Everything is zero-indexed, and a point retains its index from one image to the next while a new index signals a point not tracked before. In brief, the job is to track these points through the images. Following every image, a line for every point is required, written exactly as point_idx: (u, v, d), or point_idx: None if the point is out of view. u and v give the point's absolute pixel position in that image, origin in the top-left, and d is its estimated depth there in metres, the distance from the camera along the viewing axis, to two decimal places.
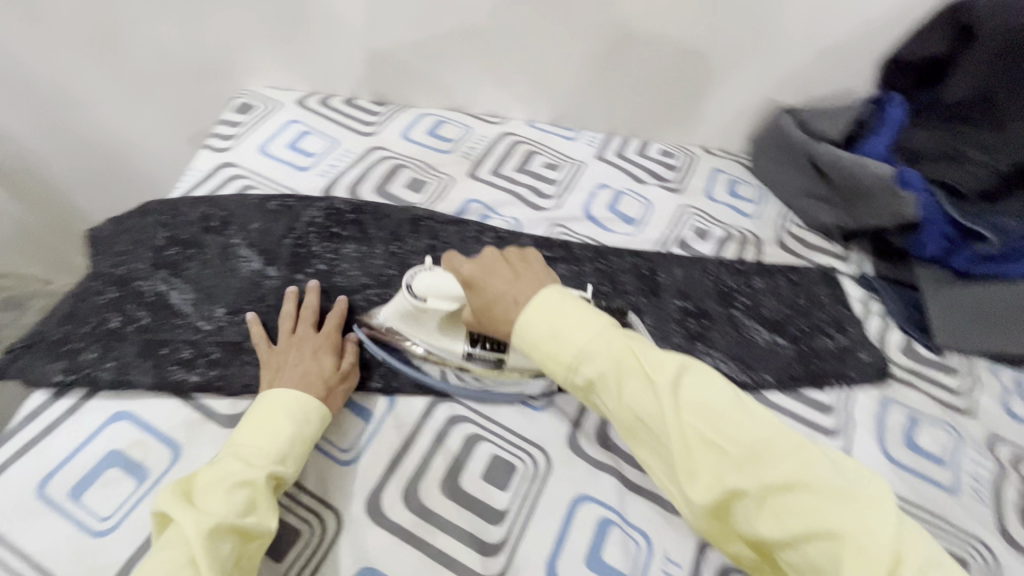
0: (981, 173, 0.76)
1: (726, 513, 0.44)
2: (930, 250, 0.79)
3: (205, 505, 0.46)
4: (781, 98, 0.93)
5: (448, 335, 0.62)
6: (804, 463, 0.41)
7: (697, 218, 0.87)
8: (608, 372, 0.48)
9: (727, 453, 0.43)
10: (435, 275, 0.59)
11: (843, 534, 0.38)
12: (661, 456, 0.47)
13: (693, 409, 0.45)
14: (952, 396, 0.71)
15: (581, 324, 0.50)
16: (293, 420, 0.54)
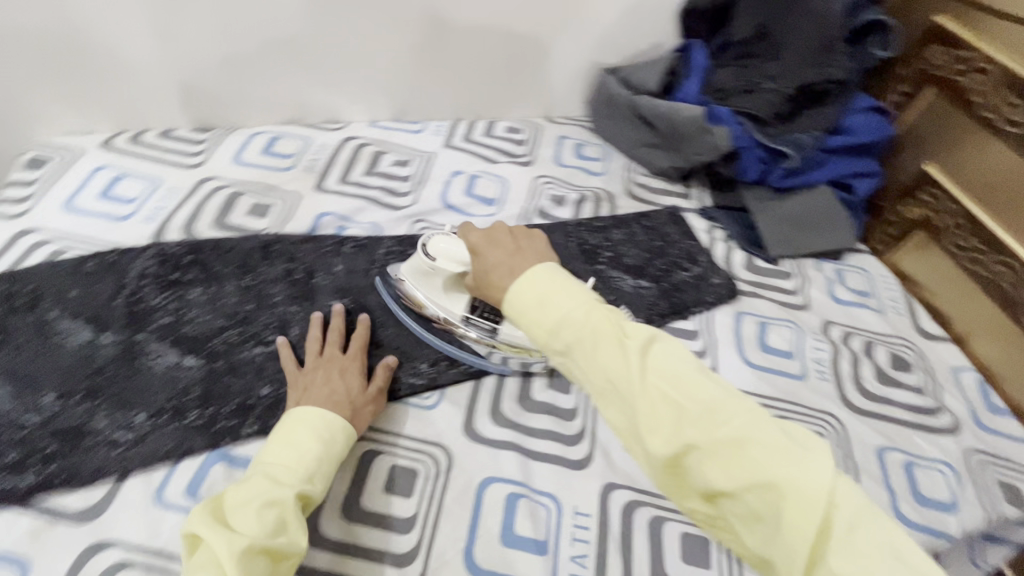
0: (775, 99, 0.86)
1: (680, 467, 0.40)
2: (751, 174, 0.89)
3: (238, 527, 0.45)
4: (603, 59, 0.99)
5: (453, 297, 0.68)
6: (758, 419, 0.39)
7: (552, 186, 0.91)
8: (585, 336, 0.43)
9: (690, 410, 0.40)
10: (451, 241, 0.66)
11: (786, 483, 0.37)
12: (623, 414, 0.42)
13: (663, 369, 0.41)
14: (790, 297, 0.81)
15: (565, 290, 0.44)
16: (319, 439, 0.52)
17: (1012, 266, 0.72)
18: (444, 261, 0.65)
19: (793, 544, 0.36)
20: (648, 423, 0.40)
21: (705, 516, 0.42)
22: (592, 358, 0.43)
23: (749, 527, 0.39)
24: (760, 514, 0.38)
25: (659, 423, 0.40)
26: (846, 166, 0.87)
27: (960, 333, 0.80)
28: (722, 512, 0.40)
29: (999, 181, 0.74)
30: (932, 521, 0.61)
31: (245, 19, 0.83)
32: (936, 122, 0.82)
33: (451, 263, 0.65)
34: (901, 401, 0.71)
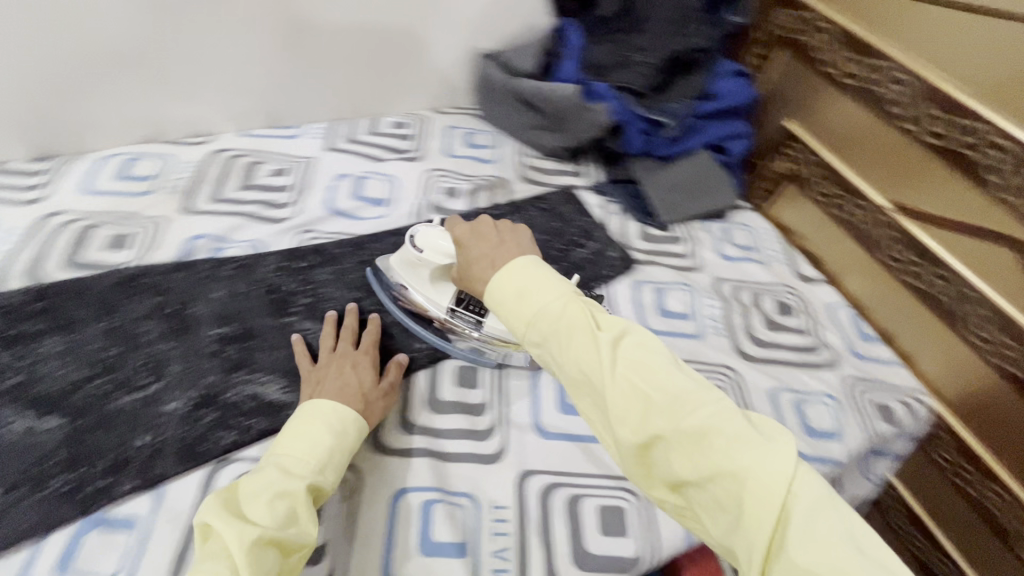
0: (647, 71, 0.89)
1: (649, 457, 0.40)
2: (637, 145, 0.91)
3: (252, 517, 0.44)
4: (481, 45, 0.97)
5: (439, 289, 0.67)
6: (724, 410, 0.38)
7: (443, 179, 0.90)
8: (560, 327, 0.44)
9: (657, 400, 0.39)
10: (434, 233, 0.63)
11: (748, 474, 0.36)
12: (594, 404, 0.42)
13: (634, 360, 0.41)
14: (683, 260, 0.85)
15: (543, 283, 0.46)
16: (331, 432, 0.52)
17: (865, 207, 0.78)
18: (432, 253, 0.63)
19: (755, 534, 0.35)
20: (617, 412, 0.40)
21: (674, 510, 0.42)
22: (566, 349, 0.43)
23: (715, 521, 0.38)
24: (725, 506, 0.37)
25: (627, 414, 0.40)
26: (721, 129, 0.92)
27: (833, 272, 0.87)
28: (690, 504, 0.40)
29: (844, 129, 0.80)
30: (822, 450, 0.66)
31: (67, 29, 0.73)
32: (793, 80, 0.87)
33: (439, 255, 0.62)
34: (787, 344, 0.76)
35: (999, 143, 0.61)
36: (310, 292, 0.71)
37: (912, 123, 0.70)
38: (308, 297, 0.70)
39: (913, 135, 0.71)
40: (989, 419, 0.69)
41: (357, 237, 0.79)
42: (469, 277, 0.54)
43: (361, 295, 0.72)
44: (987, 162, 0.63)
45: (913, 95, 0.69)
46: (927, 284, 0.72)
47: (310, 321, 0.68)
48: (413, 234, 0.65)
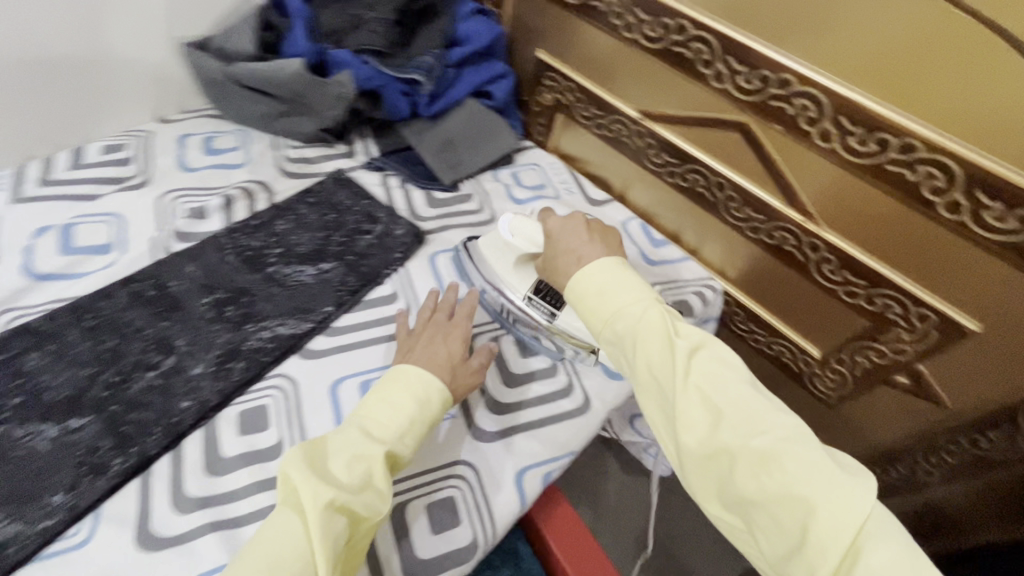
0: (382, 28, 0.81)
1: (711, 469, 0.45)
2: (402, 109, 0.85)
3: (334, 473, 0.48)
4: (188, 32, 0.84)
5: (519, 276, 0.69)
6: (798, 444, 0.43)
7: (186, 199, 0.76)
8: (638, 330, 0.51)
9: (730, 414, 0.45)
10: (525, 225, 0.67)
11: (817, 501, 0.41)
12: (662, 411, 0.49)
13: (706, 375, 0.47)
14: (478, 215, 0.82)
15: (623, 292, 0.54)
16: (416, 399, 0.54)
17: (622, 121, 0.80)
18: (520, 239, 0.67)
19: (815, 554, 0.40)
20: (686, 416, 0.46)
21: (728, 526, 0.47)
22: (639, 352, 0.50)
23: (770, 540, 0.43)
24: (785, 527, 0.42)
25: (697, 423, 0.46)
26: (479, 73, 0.88)
27: (619, 190, 0.89)
28: (748, 523, 0.44)
29: (584, 49, 0.80)
30: None
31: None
32: (528, 8, 0.85)
33: (526, 242, 0.67)
34: None
35: (697, 32, 0.64)
36: (23, 387, 0.56)
37: (631, 29, 0.72)
38: (19, 395, 0.56)
39: (636, 41, 0.72)
40: (765, 287, 0.76)
41: (78, 300, 0.64)
42: (553, 266, 0.61)
43: (97, 369, 0.59)
44: (693, 54, 0.66)
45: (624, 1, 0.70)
46: (688, 181, 0.76)
47: (27, 425, 0.54)
48: (504, 221, 0.69)
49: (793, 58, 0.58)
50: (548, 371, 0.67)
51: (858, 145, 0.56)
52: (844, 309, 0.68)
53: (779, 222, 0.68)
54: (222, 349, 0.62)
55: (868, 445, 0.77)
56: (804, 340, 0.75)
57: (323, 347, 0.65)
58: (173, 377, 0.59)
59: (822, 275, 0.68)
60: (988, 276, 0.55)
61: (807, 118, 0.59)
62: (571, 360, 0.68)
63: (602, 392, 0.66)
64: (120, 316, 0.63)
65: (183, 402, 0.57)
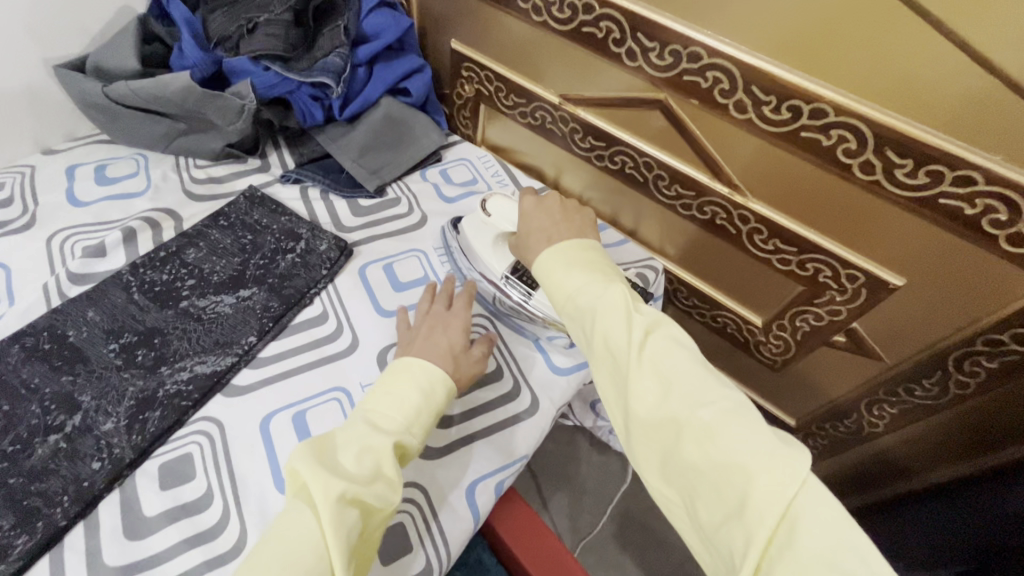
0: (277, 29, 0.75)
1: (656, 439, 0.44)
2: (317, 115, 0.81)
3: (343, 465, 0.47)
4: (62, 51, 0.76)
5: (496, 257, 0.68)
6: (743, 417, 0.42)
7: (80, 238, 0.69)
8: (595, 303, 0.50)
9: (681, 385, 0.44)
10: (507, 205, 0.69)
11: (752, 470, 0.39)
12: (614, 381, 0.48)
13: (661, 347, 0.46)
14: (407, 219, 0.78)
15: (585, 270, 0.54)
16: (420, 391, 0.53)
17: (545, 107, 0.77)
18: (500, 220, 0.69)
19: (751, 524, 0.38)
20: (636, 384, 0.45)
21: (667, 502, 0.45)
22: (596, 325, 0.49)
23: (708, 513, 0.41)
24: (723, 497, 0.40)
25: (648, 394, 0.45)
26: (391, 70, 0.83)
27: (553, 177, 0.87)
28: (685, 496, 0.43)
29: (497, 36, 0.77)
30: (581, 357, 0.67)
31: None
32: None
33: (505, 222, 0.68)
34: None
35: (604, 11, 0.62)
36: None
37: (540, 12, 0.69)
38: None
39: (546, 24, 0.69)
40: (703, 261, 0.76)
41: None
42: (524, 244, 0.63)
43: None
44: (604, 34, 0.64)
45: None
46: (617, 163, 0.75)
47: None
48: (485, 201, 0.70)
49: (701, 29, 0.56)
50: (493, 375, 0.64)
51: (772, 114, 0.56)
52: (778, 276, 0.69)
53: (708, 197, 0.68)
54: (134, 399, 0.57)
55: (818, 402, 0.78)
56: (746, 310, 0.76)
57: (248, 381, 0.60)
58: (80, 437, 0.54)
59: (753, 244, 0.68)
60: (905, 232, 0.55)
61: (721, 90, 0.58)
62: (517, 361, 0.66)
63: (549, 391, 0.65)
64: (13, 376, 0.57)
65: (93, 463, 0.52)
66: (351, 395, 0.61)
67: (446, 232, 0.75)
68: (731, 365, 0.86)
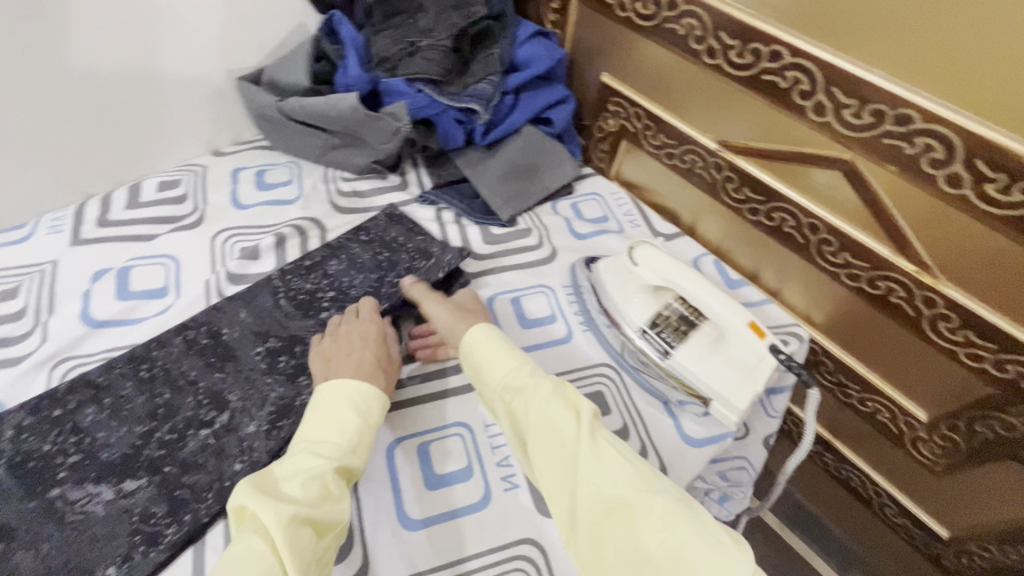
0: (437, 55, 0.77)
1: (608, 531, 0.46)
2: (458, 137, 0.81)
3: (291, 491, 0.46)
4: (242, 64, 0.82)
5: (633, 308, 0.64)
6: (690, 507, 0.46)
7: (239, 239, 0.74)
8: (538, 385, 0.54)
9: (635, 470, 0.48)
10: (658, 260, 0.63)
11: (706, 559, 0.42)
12: (560, 466, 0.49)
13: (604, 433, 0.51)
14: (537, 252, 0.77)
15: (523, 356, 0.57)
16: (358, 412, 0.53)
17: (697, 152, 0.73)
18: (648, 270, 0.64)
19: None
20: (590, 467, 0.48)
21: None
22: (543, 410, 0.52)
23: None
24: None
25: (599, 484, 0.47)
26: (537, 98, 0.82)
27: (688, 223, 0.82)
28: None
29: (654, 75, 0.74)
30: (715, 429, 0.62)
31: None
32: (592, 28, 0.79)
33: (654, 275, 0.63)
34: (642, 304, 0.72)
35: (794, 60, 0.58)
36: (80, 445, 0.55)
37: (713, 55, 0.65)
38: (76, 453, 0.54)
39: (717, 67, 0.65)
40: (858, 339, 0.68)
41: (135, 349, 0.62)
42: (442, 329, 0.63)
43: (152, 425, 0.57)
44: (789, 84, 0.59)
45: (704, 24, 0.64)
46: (773, 220, 0.69)
47: (84, 487, 0.52)
48: (631, 248, 0.65)
49: (921, 94, 0.51)
50: (618, 434, 0.61)
51: (998, 194, 0.50)
52: (961, 371, 0.60)
53: (886, 271, 0.61)
54: (276, 405, 0.59)
55: (985, 516, 0.67)
56: (907, 400, 0.67)
57: None
58: (226, 436, 0.57)
59: (937, 333, 0.60)
60: None
61: (933, 160, 0.52)
62: (643, 421, 0.62)
63: (680, 459, 0.60)
64: (176, 366, 0.61)
65: (236, 464, 0.55)
66: (474, 433, 0.59)
67: (576, 271, 0.74)
68: (871, 453, 0.76)
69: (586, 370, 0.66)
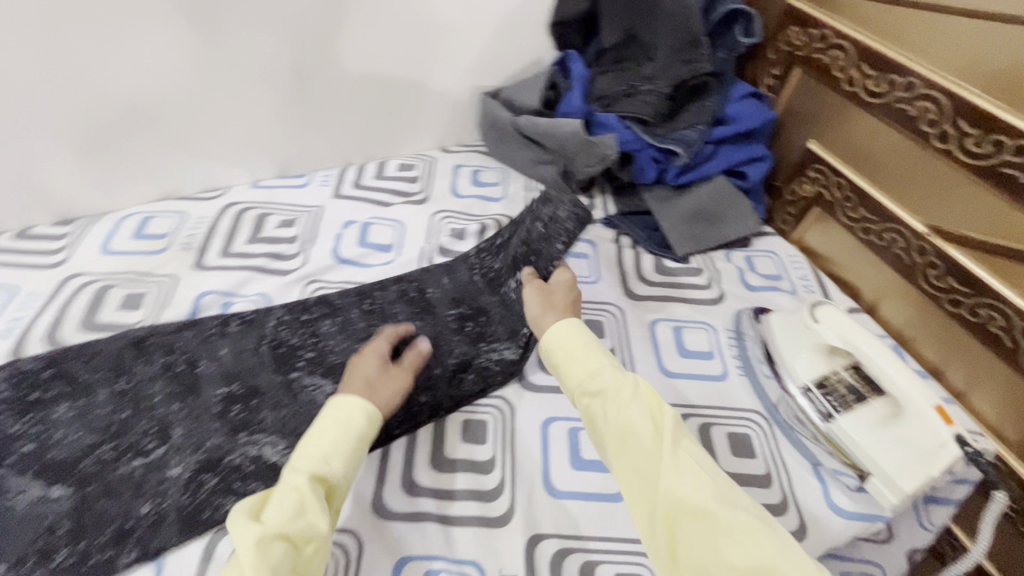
0: (653, 99, 0.86)
1: (685, 534, 0.47)
2: (650, 174, 0.88)
3: (268, 509, 0.47)
4: (485, 82, 0.98)
5: (802, 363, 0.66)
6: (774, 529, 0.46)
7: (451, 220, 0.88)
8: (619, 385, 0.55)
9: (712, 481, 0.49)
10: (839, 319, 0.67)
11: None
12: (638, 467, 0.51)
13: (682, 439, 0.52)
14: (705, 291, 0.81)
15: (604, 358, 0.59)
16: (337, 423, 0.53)
17: (901, 232, 0.73)
18: (829, 330, 0.67)
19: None
20: (671, 470, 0.49)
21: None
22: (623, 408, 0.53)
23: None
24: None
25: (678, 486, 0.48)
26: (737, 153, 0.87)
27: (869, 301, 0.80)
28: None
29: (868, 150, 0.76)
30: (869, 508, 0.59)
31: (60, 92, 0.73)
32: (809, 97, 0.82)
33: (835, 335, 0.66)
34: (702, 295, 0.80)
35: None
36: (316, 345, 0.71)
37: (946, 139, 0.65)
38: (313, 351, 0.70)
39: (947, 152, 0.66)
40: None
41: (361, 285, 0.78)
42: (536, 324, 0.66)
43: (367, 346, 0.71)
44: None
45: (942, 107, 0.65)
46: (978, 316, 0.66)
47: (315, 378, 0.67)
48: (813, 304, 0.70)
49: None
50: (760, 479, 0.61)
51: None
52: None
53: None
54: (461, 358, 0.70)
55: None
56: None
57: (541, 382, 0.69)
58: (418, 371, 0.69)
59: None
60: None
61: None
62: (788, 475, 0.62)
63: (825, 524, 0.58)
64: (390, 306, 0.75)
65: (421, 396, 0.66)
66: None
67: (742, 319, 0.76)
68: None
69: (737, 410, 0.68)
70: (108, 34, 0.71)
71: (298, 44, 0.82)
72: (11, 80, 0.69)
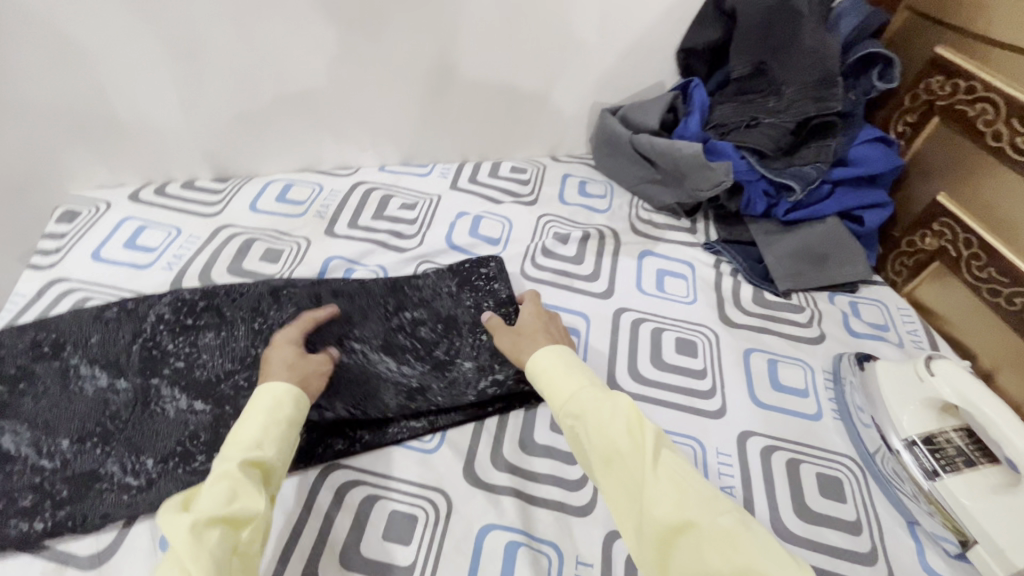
0: (776, 133, 0.86)
1: (672, 546, 0.45)
2: (759, 207, 0.89)
3: (198, 497, 0.46)
4: (605, 99, 1.03)
5: (910, 418, 0.64)
6: (756, 532, 0.44)
7: (557, 225, 0.92)
8: (599, 403, 0.54)
9: (693, 491, 0.47)
10: (959, 375, 0.63)
11: None
12: (625, 484, 0.49)
13: (664, 448, 0.50)
14: (804, 330, 0.80)
15: (583, 375, 0.59)
16: (266, 407, 0.54)
17: None
18: (945, 385, 0.64)
19: None
20: (650, 481, 0.47)
21: None
22: (604, 423, 0.52)
23: None
24: None
25: (661, 495, 0.46)
26: (856, 198, 0.86)
27: (986, 368, 0.76)
28: None
29: (1010, 208, 0.72)
30: None
31: (238, 68, 0.84)
32: (944, 149, 0.80)
33: (951, 393, 0.63)
34: (783, 319, 0.81)
35: None
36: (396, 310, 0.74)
37: None
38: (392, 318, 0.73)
39: None
40: None
41: (388, 295, 0.75)
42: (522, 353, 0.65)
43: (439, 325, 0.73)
44: None
45: None
46: None
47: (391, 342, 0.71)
48: (930, 357, 0.66)
49: None
50: (848, 525, 0.60)
51: None
52: None
53: None
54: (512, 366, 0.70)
55: None
56: None
57: (629, 389, 0.71)
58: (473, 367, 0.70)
59: None
60: None
61: None
62: (880, 528, 0.60)
63: None
64: (433, 293, 0.77)
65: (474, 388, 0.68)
66: (705, 451, 0.65)
67: (842, 361, 0.74)
68: None
69: (830, 452, 0.66)
70: (287, 25, 0.82)
71: (442, 48, 0.89)
72: (211, 56, 0.82)
